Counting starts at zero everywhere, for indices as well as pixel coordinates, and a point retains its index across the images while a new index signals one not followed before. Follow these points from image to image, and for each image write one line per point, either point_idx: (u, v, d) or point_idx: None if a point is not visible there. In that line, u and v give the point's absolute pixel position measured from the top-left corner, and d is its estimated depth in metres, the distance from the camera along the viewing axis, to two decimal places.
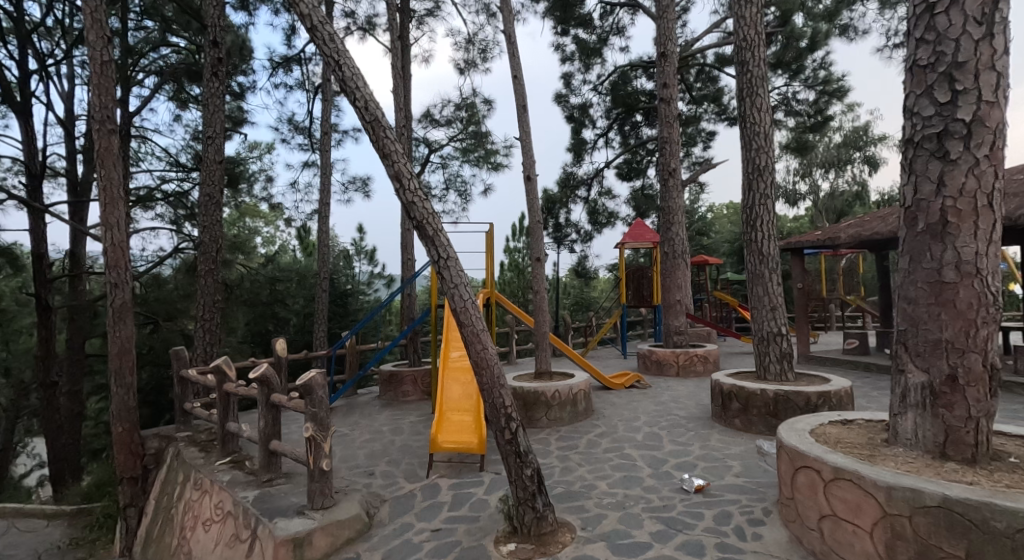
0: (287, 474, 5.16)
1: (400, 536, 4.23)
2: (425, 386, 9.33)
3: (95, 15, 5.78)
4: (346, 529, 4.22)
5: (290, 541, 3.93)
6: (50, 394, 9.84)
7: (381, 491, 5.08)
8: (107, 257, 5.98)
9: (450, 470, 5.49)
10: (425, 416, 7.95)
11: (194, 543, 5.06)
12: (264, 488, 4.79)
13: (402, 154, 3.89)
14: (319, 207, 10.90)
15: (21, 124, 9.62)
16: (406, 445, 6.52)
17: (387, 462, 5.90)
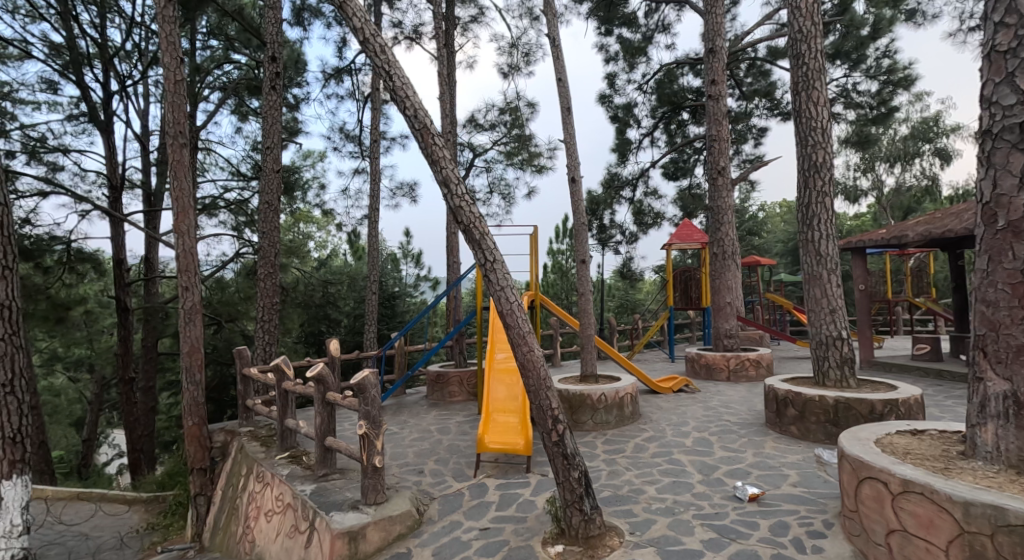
0: (342, 469, 5.34)
1: (450, 533, 4.29)
2: (471, 387, 9.43)
3: (169, 37, 6.19)
4: (398, 524, 4.33)
5: (345, 535, 4.07)
6: (128, 389, 10.57)
7: (430, 488, 5.17)
8: (179, 263, 6.37)
9: (497, 471, 5.53)
10: (471, 416, 8.05)
11: (256, 532, 5.29)
12: (321, 482, 4.97)
13: (449, 159, 3.96)
14: (369, 213, 11.22)
15: (104, 140, 10.37)
16: (453, 445, 6.61)
17: (435, 461, 6.01)
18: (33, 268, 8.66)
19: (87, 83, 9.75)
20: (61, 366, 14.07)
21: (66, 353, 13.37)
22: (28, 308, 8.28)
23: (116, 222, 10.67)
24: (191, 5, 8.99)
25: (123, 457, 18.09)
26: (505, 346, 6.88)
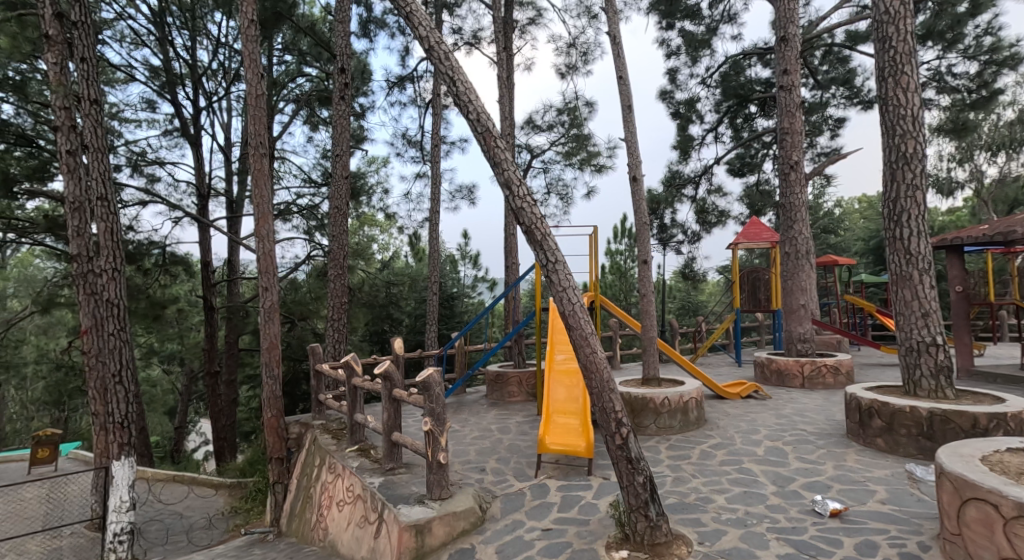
0: (408, 464, 5.48)
1: (512, 532, 4.29)
2: (531, 388, 9.42)
3: (251, 54, 6.60)
4: (463, 520, 4.39)
5: (412, 527, 4.15)
6: (213, 382, 11.34)
7: (493, 487, 5.21)
8: (259, 264, 6.75)
9: (559, 472, 5.49)
10: (531, 417, 8.03)
11: (328, 521, 5.51)
12: (388, 476, 5.12)
13: (511, 161, 3.97)
14: (431, 215, 11.48)
15: (193, 152, 11.20)
16: (514, 445, 6.62)
17: (497, 460, 6.04)
18: (135, 270, 9.55)
19: (179, 101, 10.58)
20: (156, 359, 15.29)
21: (160, 348, 14.58)
22: (131, 306, 9.03)
23: (204, 228, 11.49)
24: (268, 22, 9.54)
25: (208, 445, 19.47)
26: (567, 347, 6.82)
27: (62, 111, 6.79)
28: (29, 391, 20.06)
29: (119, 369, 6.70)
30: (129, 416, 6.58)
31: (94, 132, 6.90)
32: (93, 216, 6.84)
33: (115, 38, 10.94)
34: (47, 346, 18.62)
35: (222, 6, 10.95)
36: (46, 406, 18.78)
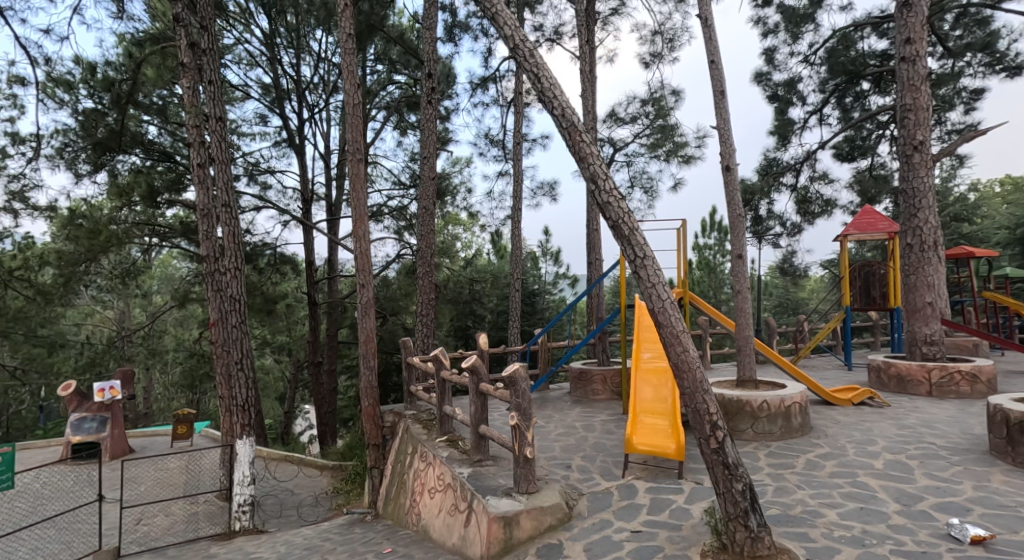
0: (494, 457, 5.50)
1: (601, 531, 4.17)
2: (616, 387, 9.15)
3: (348, 65, 6.93)
4: (550, 516, 4.33)
5: (500, 519, 4.16)
6: (316, 371, 12.16)
7: (579, 484, 5.09)
8: (356, 263, 7.08)
9: (648, 473, 5.26)
10: (618, 415, 7.82)
11: (420, 507, 5.66)
12: (476, 467, 5.16)
13: (597, 155, 3.82)
14: (514, 213, 11.52)
15: (297, 160, 12.03)
16: (599, 443, 6.46)
17: (583, 457, 5.91)
18: (252, 269, 10.52)
19: (284, 114, 11.41)
20: (268, 349, 16.67)
21: (271, 339, 15.90)
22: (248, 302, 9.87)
23: (308, 230, 12.29)
24: (363, 34, 10.05)
25: (313, 429, 20.98)
26: (655, 346, 6.51)
27: (193, 129, 7.57)
28: (168, 375, 22.76)
29: (241, 356, 7.49)
30: (249, 400, 7.25)
31: (219, 145, 7.55)
32: (219, 221, 7.56)
33: (233, 61, 12.01)
34: (182, 336, 20.99)
35: (322, 23, 11.63)
36: (181, 388, 21.18)
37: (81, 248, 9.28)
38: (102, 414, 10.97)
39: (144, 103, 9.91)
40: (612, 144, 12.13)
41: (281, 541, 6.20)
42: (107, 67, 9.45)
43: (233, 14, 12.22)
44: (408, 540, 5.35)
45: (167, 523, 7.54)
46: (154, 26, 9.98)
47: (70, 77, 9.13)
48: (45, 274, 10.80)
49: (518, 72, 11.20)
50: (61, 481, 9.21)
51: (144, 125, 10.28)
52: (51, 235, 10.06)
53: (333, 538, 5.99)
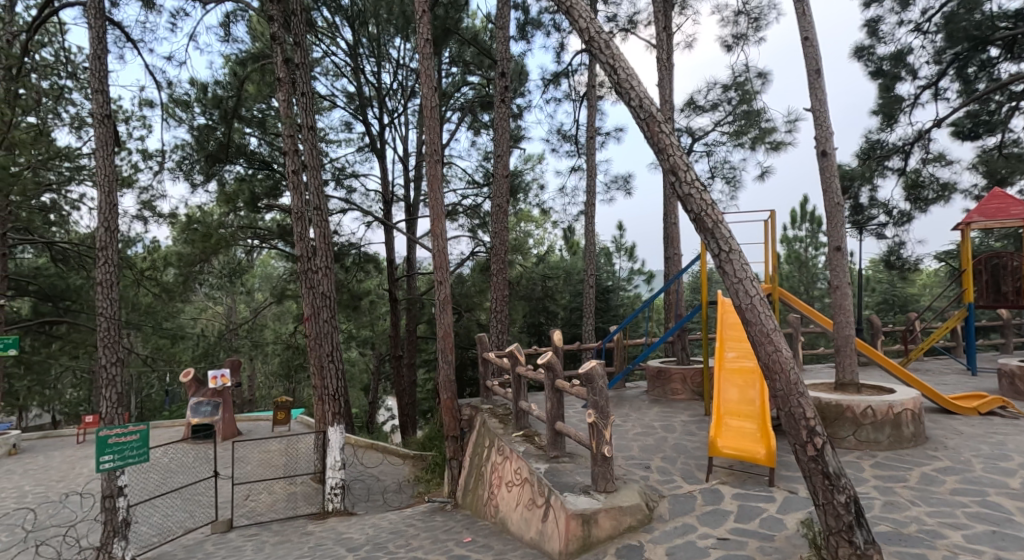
0: (571, 454, 5.36)
1: (684, 536, 3.92)
2: (697, 387, 8.65)
3: (425, 69, 7.00)
4: (630, 516, 4.14)
5: (579, 516, 4.02)
6: (397, 364, 12.57)
7: (659, 486, 4.84)
8: (434, 261, 7.16)
9: (734, 478, 4.91)
10: (701, 416, 7.40)
11: (497, 500, 5.63)
12: (553, 463, 5.05)
13: (678, 145, 3.55)
14: (587, 208, 11.25)
15: (377, 163, 12.47)
16: (680, 444, 6.13)
17: (663, 458, 5.63)
18: (339, 268, 11.06)
19: (365, 119, 11.85)
20: (354, 343, 17.49)
21: (357, 333, 16.68)
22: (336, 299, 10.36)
23: (388, 231, 12.69)
24: (438, 39, 10.19)
25: (395, 420, 21.82)
26: (740, 346, 6.04)
27: (289, 138, 8.03)
28: (268, 365, 24.55)
29: (332, 349, 7.82)
30: (339, 390, 7.51)
31: (311, 152, 7.92)
32: (312, 223, 7.95)
33: (321, 73, 12.64)
34: (279, 330, 22.54)
35: (400, 30, 11.95)
36: (280, 378, 22.79)
37: (197, 250, 10.11)
38: (215, 399, 11.91)
39: (247, 117, 10.66)
40: (691, 134, 11.56)
41: (369, 523, 6.43)
42: (217, 86, 10.21)
43: (320, 28, 12.83)
44: (486, 531, 5.33)
45: (270, 500, 8.07)
46: (254, 46, 10.71)
47: (187, 97, 9.97)
48: (169, 274, 11.98)
49: (591, 65, 10.95)
50: (183, 458, 10.15)
51: (247, 137, 11.04)
52: (172, 238, 11.09)
53: (416, 524, 6.08)
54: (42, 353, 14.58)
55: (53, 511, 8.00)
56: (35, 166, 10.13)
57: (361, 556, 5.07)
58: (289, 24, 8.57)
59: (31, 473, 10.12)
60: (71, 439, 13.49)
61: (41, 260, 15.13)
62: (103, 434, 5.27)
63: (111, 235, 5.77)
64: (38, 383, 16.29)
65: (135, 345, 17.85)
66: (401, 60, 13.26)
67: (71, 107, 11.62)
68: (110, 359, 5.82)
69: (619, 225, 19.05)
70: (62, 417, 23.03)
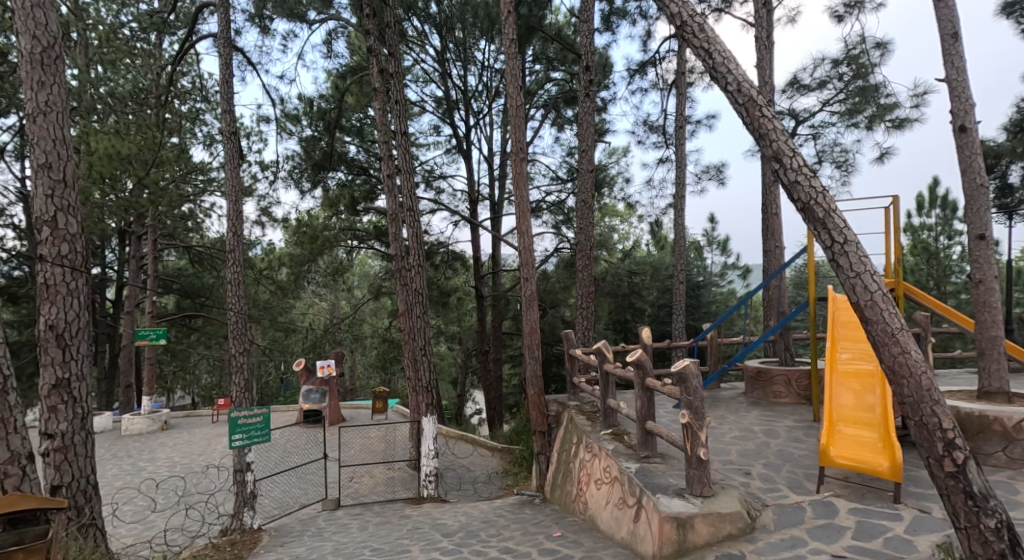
0: (663, 454, 5.04)
1: (792, 550, 3.51)
2: (804, 390, 7.72)
3: (511, 69, 6.89)
4: (730, 523, 3.79)
5: (673, 519, 3.71)
6: (485, 359, 12.71)
7: (761, 494, 4.38)
8: (520, 258, 7.05)
9: (849, 491, 4.32)
10: (809, 420, 6.70)
11: (586, 497, 5.39)
12: (644, 463, 4.75)
13: (783, 131, 3.08)
14: (675, 201, 10.68)
15: (464, 164, 12.64)
16: (784, 450, 5.55)
17: (765, 464, 5.11)
18: (429, 266, 11.39)
19: (451, 122, 12.09)
20: (445, 338, 17.96)
21: (446, 328, 17.12)
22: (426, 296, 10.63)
23: (475, 230, 12.84)
24: (522, 38, 10.11)
25: (484, 412, 22.19)
26: (853, 347, 5.31)
27: (384, 145, 8.28)
28: (367, 358, 25.93)
29: (424, 344, 7.99)
30: (432, 382, 7.67)
31: (403, 155, 8.11)
32: (405, 224, 8.16)
33: (412, 80, 13.04)
34: (376, 325, 23.73)
35: (485, 33, 12.02)
36: (378, 370, 23.99)
37: (306, 251, 10.84)
38: (323, 388, 12.67)
39: (347, 126, 11.20)
40: (795, 115, 10.61)
41: (461, 511, 6.47)
42: (320, 99, 10.81)
43: (411, 38, 13.20)
44: (576, 526, 5.11)
45: (372, 483, 8.39)
46: (353, 60, 11.23)
47: (296, 111, 10.66)
48: (282, 273, 12.93)
49: (680, 51, 10.35)
50: (297, 440, 10.91)
51: (347, 145, 11.58)
52: (284, 241, 11.94)
53: (505, 515, 5.99)
54: (184, 342, 16.42)
55: (197, 480, 8.84)
56: (179, 179, 11.39)
57: (455, 542, 5.05)
58: (385, 37, 8.86)
59: (178, 446, 11.34)
60: (207, 418, 14.98)
61: (182, 263, 16.91)
62: (234, 415, 5.68)
63: (237, 238, 6.28)
64: (182, 369, 18.31)
65: (256, 337, 19.51)
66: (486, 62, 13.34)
67: (204, 126, 12.88)
68: (238, 348, 6.26)
69: (712, 217, 18.04)
70: (199, 399, 25.77)
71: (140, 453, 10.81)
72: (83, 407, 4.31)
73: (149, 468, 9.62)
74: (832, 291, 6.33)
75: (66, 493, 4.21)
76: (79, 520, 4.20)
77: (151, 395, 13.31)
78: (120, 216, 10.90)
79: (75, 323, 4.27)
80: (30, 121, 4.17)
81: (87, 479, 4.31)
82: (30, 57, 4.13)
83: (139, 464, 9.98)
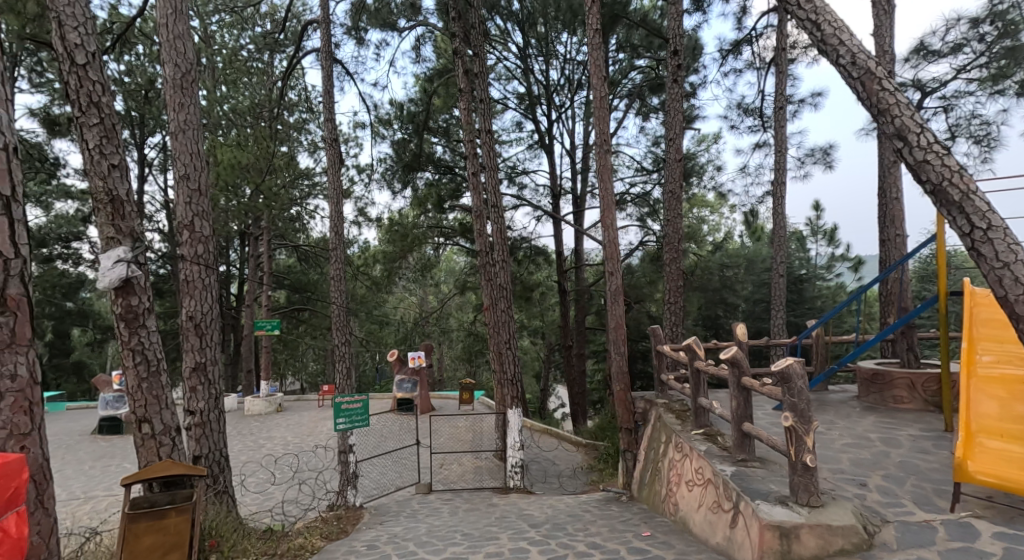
0: (763, 459, 4.56)
1: None
2: (932, 395, 6.57)
3: (595, 58, 6.59)
4: (843, 538, 3.32)
5: (775, 528, 3.32)
6: (568, 354, 12.50)
7: (880, 509, 3.81)
8: (605, 251, 6.77)
9: (993, 512, 3.63)
10: (938, 428, 5.83)
11: (677, 499, 5.02)
12: (741, 467, 4.32)
13: (907, 103, 2.87)
14: (774, 188, 9.83)
15: (546, 158, 12.48)
16: (907, 461, 4.83)
17: (883, 476, 4.47)
18: (512, 260, 11.39)
19: (533, 117, 11.99)
20: (530, 332, 17.95)
21: (531, 323, 17.11)
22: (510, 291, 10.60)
23: (557, 224, 12.66)
24: (606, 27, 9.74)
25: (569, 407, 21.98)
26: (995, 348, 4.21)
27: (469, 145, 8.31)
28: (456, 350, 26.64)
29: (509, 338, 7.93)
30: (517, 375, 7.61)
31: (488, 153, 8.07)
32: (489, 220, 8.14)
33: (495, 78, 13.07)
34: (464, 319, 24.26)
35: (568, 25, 11.76)
36: (465, 362, 24.52)
37: (396, 248, 11.22)
38: (414, 377, 13.09)
39: (434, 127, 11.43)
40: (922, 87, 9.31)
41: (547, 504, 6.34)
42: (409, 103, 11.09)
43: (494, 36, 13.19)
44: (666, 527, 4.78)
45: (461, 470, 8.50)
46: (439, 62, 11.43)
47: (387, 116, 11.02)
48: (376, 269, 13.49)
49: (779, 25, 9.44)
50: (392, 426, 11.36)
51: (434, 146, 11.81)
52: (378, 238, 12.46)
53: (591, 511, 5.76)
54: (293, 333, 17.72)
55: (307, 458, 9.46)
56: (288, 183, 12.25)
57: (542, 532, 4.93)
58: (469, 37, 8.89)
59: (290, 426, 12.23)
60: (313, 402, 16.08)
61: (291, 261, 18.23)
62: (338, 400, 5.91)
63: (337, 237, 6.57)
64: (291, 357, 19.81)
65: (355, 329, 20.65)
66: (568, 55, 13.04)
67: (309, 134, 13.75)
68: (342, 339, 6.53)
69: (816, 205, 16.50)
70: (307, 385, 27.79)
71: (259, 431, 11.79)
72: (216, 388, 4.63)
73: (268, 445, 10.46)
74: (969, 284, 5.14)
75: (205, 464, 4.54)
76: (216, 488, 4.53)
77: (269, 379, 14.47)
78: (239, 219, 11.92)
79: (209, 314, 4.61)
80: (173, 138, 4.54)
81: (221, 451, 4.64)
82: (172, 82, 4.48)
83: (259, 441, 10.89)
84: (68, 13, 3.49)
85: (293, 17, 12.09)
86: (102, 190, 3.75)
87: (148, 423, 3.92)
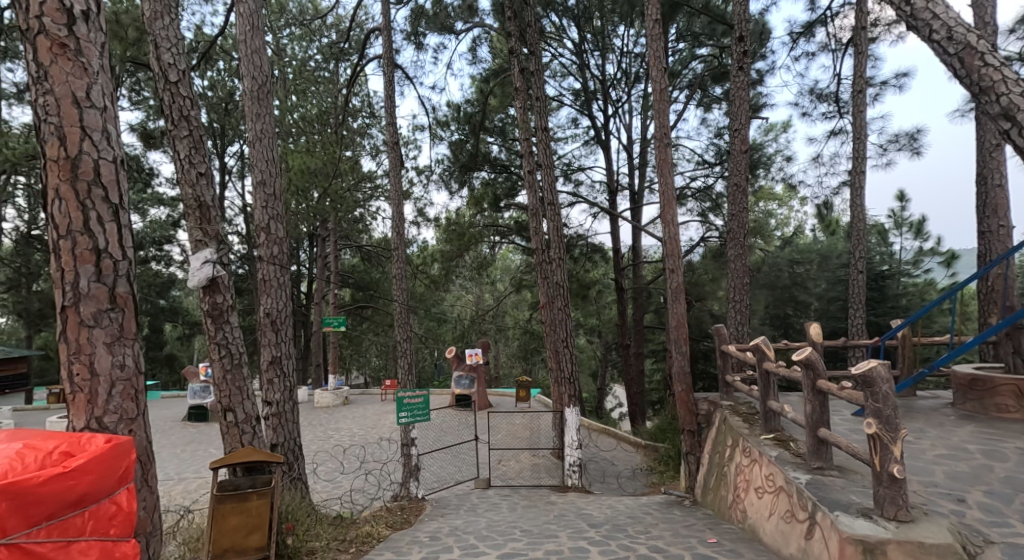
0: (841, 467, 4.16)
1: None
2: None
3: (655, 49, 6.32)
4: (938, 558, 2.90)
5: (858, 542, 2.98)
6: (626, 353, 12.16)
7: (982, 527, 3.35)
8: (666, 247, 6.48)
9: None
10: None
11: (746, 506, 4.70)
12: (817, 475, 3.96)
13: (1017, 80, 2.70)
14: (851, 178, 9.11)
15: (601, 153, 12.19)
16: (1012, 476, 4.27)
17: (983, 491, 3.96)
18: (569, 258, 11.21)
19: (588, 113, 11.76)
20: (588, 331, 17.67)
21: (587, 321, 16.84)
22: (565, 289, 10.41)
23: (615, 221, 12.35)
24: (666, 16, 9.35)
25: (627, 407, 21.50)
26: None
27: (525, 143, 8.22)
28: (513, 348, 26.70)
29: (566, 336, 7.78)
30: (574, 373, 7.45)
31: (544, 150, 7.93)
32: (545, 218, 8.02)
33: (551, 76, 12.90)
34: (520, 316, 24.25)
35: (625, 18, 11.43)
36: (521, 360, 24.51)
37: (453, 247, 11.32)
38: (472, 374, 13.19)
39: (490, 127, 11.42)
40: None
41: (606, 504, 6.16)
42: (465, 104, 11.14)
43: (549, 33, 13.01)
44: (734, 535, 4.49)
45: (519, 467, 8.45)
46: (495, 62, 11.40)
47: (444, 117, 11.11)
48: (433, 267, 13.69)
49: (858, 3, 8.73)
50: (450, 421, 11.48)
51: (489, 145, 11.77)
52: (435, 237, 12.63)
53: (653, 514, 5.53)
54: (357, 329, 18.34)
55: (372, 450, 9.73)
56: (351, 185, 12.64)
57: (602, 533, 4.76)
58: (524, 35, 8.79)
59: (356, 419, 12.64)
60: (377, 396, 16.56)
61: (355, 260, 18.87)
62: (401, 394, 5.99)
63: (399, 237, 6.66)
64: (356, 352, 20.52)
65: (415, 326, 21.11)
66: (626, 47, 12.68)
67: (370, 138, 14.14)
68: (404, 336, 6.62)
69: (899, 195, 15.22)
70: (371, 380, 28.73)
71: (328, 422, 12.27)
72: (291, 380, 4.78)
73: (336, 436, 10.85)
74: None
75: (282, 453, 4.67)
76: (293, 474, 4.67)
77: (337, 373, 15.04)
78: (309, 221, 12.43)
79: (284, 311, 4.79)
80: (250, 147, 4.73)
81: (296, 440, 4.77)
82: (248, 95, 4.67)
83: (328, 432, 11.32)
84: (163, 36, 3.76)
85: (355, 25, 12.46)
86: (191, 197, 3.94)
87: (232, 412, 4.09)
